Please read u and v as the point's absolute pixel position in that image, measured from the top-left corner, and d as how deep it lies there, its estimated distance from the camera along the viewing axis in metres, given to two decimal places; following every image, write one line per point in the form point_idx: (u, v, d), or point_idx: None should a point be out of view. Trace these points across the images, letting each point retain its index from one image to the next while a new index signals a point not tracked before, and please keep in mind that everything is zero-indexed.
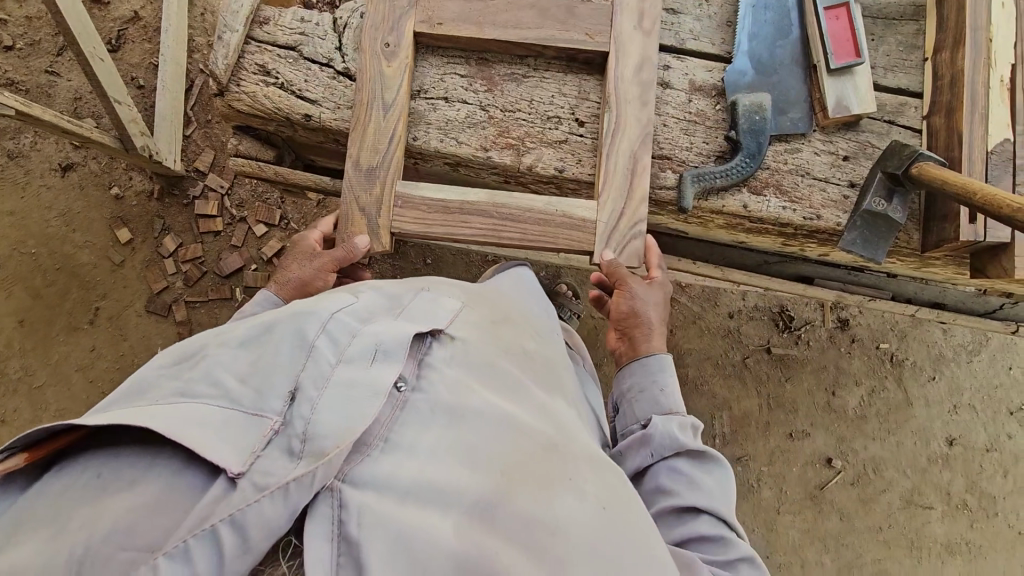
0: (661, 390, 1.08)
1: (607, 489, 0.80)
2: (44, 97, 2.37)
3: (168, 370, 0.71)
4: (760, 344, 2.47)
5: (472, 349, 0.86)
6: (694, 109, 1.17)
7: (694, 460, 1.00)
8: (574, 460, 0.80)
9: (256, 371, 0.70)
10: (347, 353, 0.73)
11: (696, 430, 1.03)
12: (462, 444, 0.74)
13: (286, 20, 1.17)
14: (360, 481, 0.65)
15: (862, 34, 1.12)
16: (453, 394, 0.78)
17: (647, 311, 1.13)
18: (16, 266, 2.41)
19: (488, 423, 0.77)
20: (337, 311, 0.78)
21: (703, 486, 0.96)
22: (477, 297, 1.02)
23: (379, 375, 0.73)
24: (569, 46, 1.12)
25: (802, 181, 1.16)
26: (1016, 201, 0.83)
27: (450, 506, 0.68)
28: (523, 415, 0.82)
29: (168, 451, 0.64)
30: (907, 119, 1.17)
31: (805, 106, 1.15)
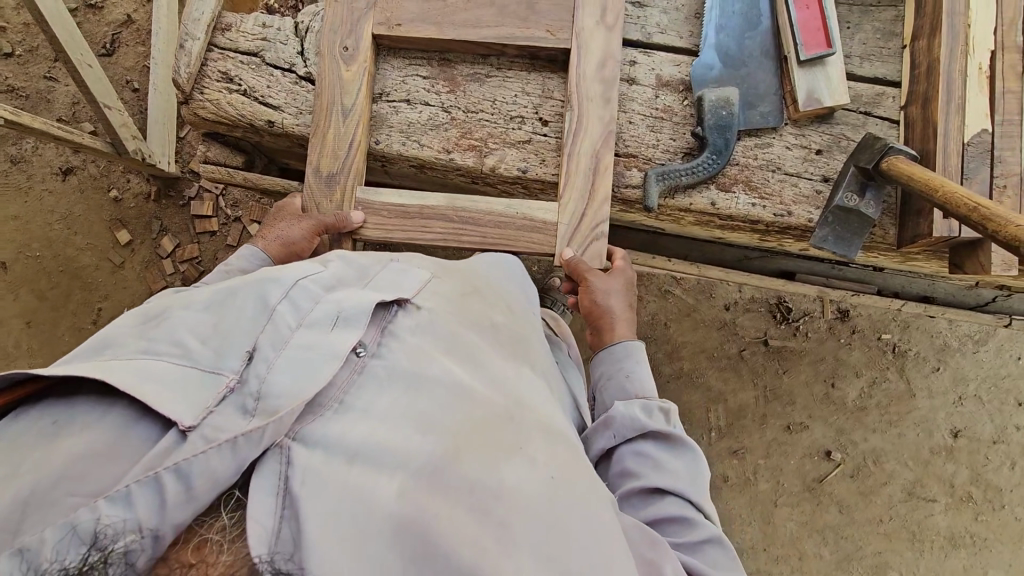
0: (630, 377, 1.06)
1: (562, 460, 0.76)
2: (43, 103, 2.41)
3: (131, 327, 0.68)
4: (757, 336, 2.43)
5: (440, 317, 0.82)
6: (661, 105, 1.14)
7: (661, 442, 0.97)
8: (529, 430, 0.76)
9: (217, 332, 0.67)
10: (308, 318, 0.71)
11: (668, 415, 0.99)
12: (417, 408, 0.70)
13: (247, 26, 1.16)
14: (311, 440, 0.62)
15: (833, 24, 1.08)
16: (412, 360, 0.73)
17: (612, 303, 1.10)
18: (23, 268, 2.48)
19: (447, 390, 0.73)
20: (302, 278, 0.76)
21: (667, 468, 0.94)
22: (449, 268, 0.96)
23: (338, 340, 0.69)
24: (530, 43, 1.10)
25: (773, 176, 1.13)
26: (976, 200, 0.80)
27: (399, 467, 0.63)
28: (483, 384, 0.78)
29: (122, 402, 0.61)
30: (884, 109, 1.13)
31: (775, 100, 1.11)
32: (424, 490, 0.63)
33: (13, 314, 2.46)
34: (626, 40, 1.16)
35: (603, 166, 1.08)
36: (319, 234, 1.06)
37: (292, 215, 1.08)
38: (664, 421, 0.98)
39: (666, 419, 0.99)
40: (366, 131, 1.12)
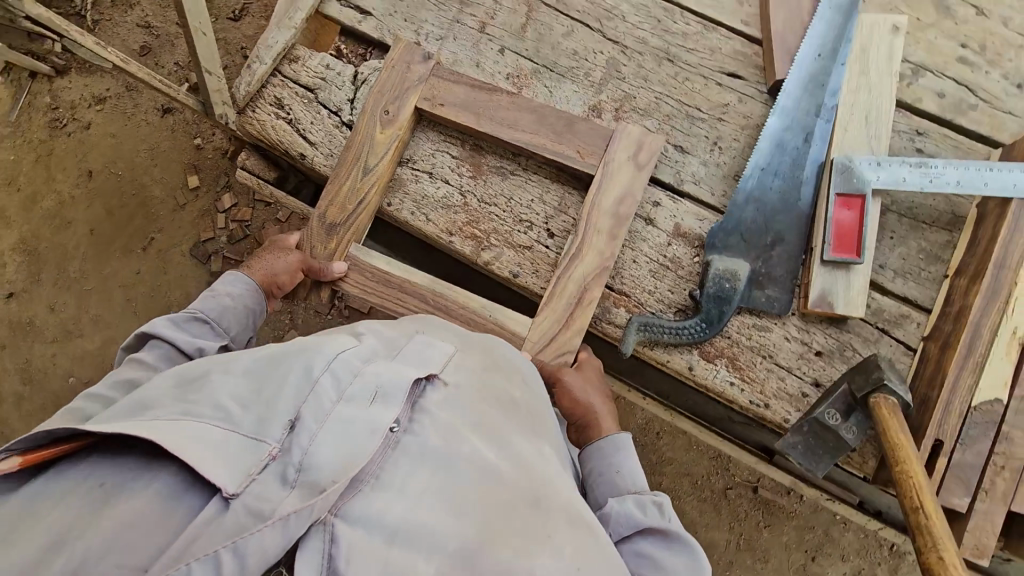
0: (621, 473, 0.95)
1: (592, 547, 0.68)
2: (168, 45, 2.63)
3: (172, 388, 0.68)
4: (749, 480, 2.24)
5: (473, 395, 0.78)
6: (671, 254, 1.10)
7: (658, 540, 0.84)
8: (555, 517, 0.68)
9: (259, 399, 0.67)
10: (347, 392, 0.68)
11: (662, 508, 0.87)
12: (447, 486, 0.66)
13: (313, 63, 1.23)
14: (352, 517, 0.61)
15: (869, 232, 1.02)
16: (443, 440, 0.70)
17: (592, 394, 1.05)
18: (104, 180, 2.63)
19: (477, 473, 0.68)
20: (338, 347, 0.74)
21: (667, 568, 0.81)
22: (477, 346, 0.90)
23: (379, 414, 0.67)
24: (559, 158, 1.11)
25: (761, 362, 1.06)
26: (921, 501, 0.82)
27: (435, 551, 0.60)
28: (510, 466, 0.72)
29: (171, 467, 0.61)
30: (904, 333, 1.03)
31: (789, 288, 1.05)
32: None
33: (82, 220, 2.60)
34: (654, 178, 1.14)
35: (589, 303, 1.06)
36: (301, 270, 1.10)
37: (283, 250, 1.12)
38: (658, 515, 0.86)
39: (661, 513, 0.86)
40: (383, 190, 1.16)
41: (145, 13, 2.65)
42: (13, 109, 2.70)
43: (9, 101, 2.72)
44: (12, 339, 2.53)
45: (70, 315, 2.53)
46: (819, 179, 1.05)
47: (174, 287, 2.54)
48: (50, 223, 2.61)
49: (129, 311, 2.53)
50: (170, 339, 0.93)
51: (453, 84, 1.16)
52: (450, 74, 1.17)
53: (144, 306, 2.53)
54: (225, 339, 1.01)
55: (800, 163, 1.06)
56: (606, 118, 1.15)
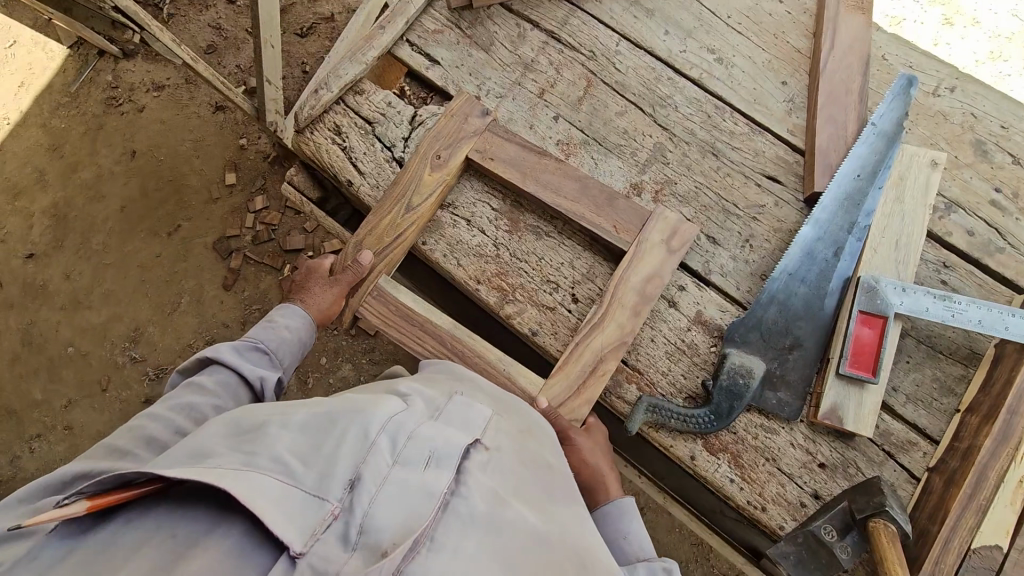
0: (631, 540, 0.98)
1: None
2: (234, 49, 2.75)
3: (230, 440, 0.68)
4: (727, 574, 2.18)
5: (513, 467, 0.77)
6: (688, 340, 1.12)
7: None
8: None
9: (319, 455, 0.66)
10: (403, 455, 0.67)
11: (671, 574, 0.89)
12: (502, 554, 0.64)
13: (376, 98, 1.29)
14: None
15: (886, 354, 1.03)
16: (493, 506, 0.68)
17: (598, 460, 1.05)
18: (144, 163, 2.70)
19: (528, 542, 0.68)
20: (389, 403, 0.74)
21: None
22: (514, 414, 0.90)
23: (434, 479, 0.66)
24: (594, 228, 1.14)
25: (763, 465, 1.06)
26: None
27: None
28: (554, 534, 0.72)
29: (240, 522, 0.61)
30: (910, 460, 1.03)
31: (800, 394, 1.06)
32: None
33: (116, 196, 2.66)
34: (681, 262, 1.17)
35: (602, 375, 1.07)
36: (344, 298, 1.16)
37: (322, 279, 1.18)
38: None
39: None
40: (421, 230, 1.19)
41: (218, 16, 2.78)
42: (76, 82, 2.82)
43: (73, 73, 2.83)
44: (23, 300, 2.55)
45: (83, 286, 2.55)
46: (842, 292, 1.08)
47: (189, 276, 2.57)
48: (85, 194, 2.67)
49: (140, 292, 2.54)
50: (235, 368, 0.99)
51: (506, 141, 1.21)
52: (503, 132, 1.22)
53: (156, 289, 2.55)
54: (280, 372, 1.08)
55: (827, 274, 1.09)
56: (645, 198, 1.20)
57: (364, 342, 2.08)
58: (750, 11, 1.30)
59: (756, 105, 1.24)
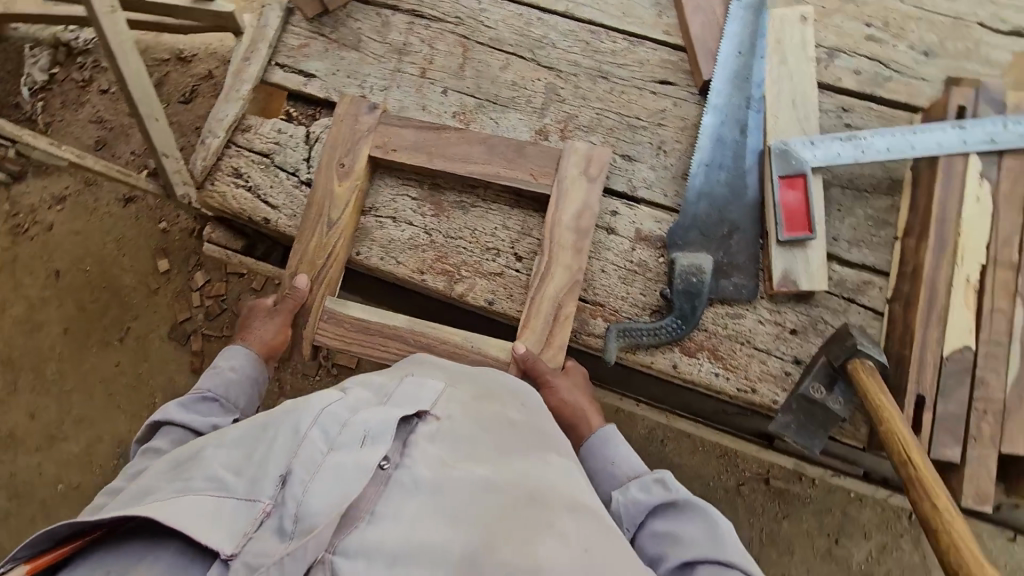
0: (620, 460, 1.00)
1: (597, 539, 0.68)
2: (123, 137, 2.65)
3: (169, 472, 0.70)
4: (758, 472, 2.24)
5: (467, 425, 0.77)
6: (636, 259, 1.14)
7: (671, 514, 0.88)
8: (556, 510, 0.69)
9: (251, 462, 0.67)
10: (337, 441, 0.66)
11: (665, 483, 0.91)
12: (445, 507, 0.65)
13: (265, 130, 1.27)
14: (348, 552, 0.60)
15: (816, 208, 1.07)
16: (438, 470, 0.68)
17: (581, 396, 1.07)
18: (72, 278, 2.60)
19: (476, 490, 0.68)
20: (325, 397, 0.73)
21: (683, 539, 0.83)
22: (468, 379, 0.91)
23: (368, 455, 0.65)
24: (513, 183, 1.15)
25: (741, 350, 1.08)
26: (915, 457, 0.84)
27: (439, 565, 0.59)
28: (507, 475, 0.72)
29: (173, 543, 0.63)
30: (869, 298, 1.07)
31: (753, 273, 1.09)
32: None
33: (55, 320, 2.56)
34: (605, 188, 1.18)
35: (565, 318, 1.08)
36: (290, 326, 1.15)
37: (264, 312, 1.16)
38: (662, 490, 0.91)
39: (664, 489, 0.91)
40: (349, 241, 1.17)
41: (96, 109, 2.68)
42: None
43: None
44: None
45: (52, 420, 2.46)
46: (759, 166, 1.11)
47: (156, 374, 2.50)
48: (22, 329, 2.56)
49: (112, 405, 2.46)
50: (185, 424, 0.97)
51: (403, 128, 1.20)
52: (397, 121, 1.21)
53: (128, 397, 2.48)
54: (236, 412, 1.07)
55: (741, 154, 1.12)
56: (552, 140, 1.21)
57: (347, 376, 2.07)
58: None
59: (628, 18, 1.25)
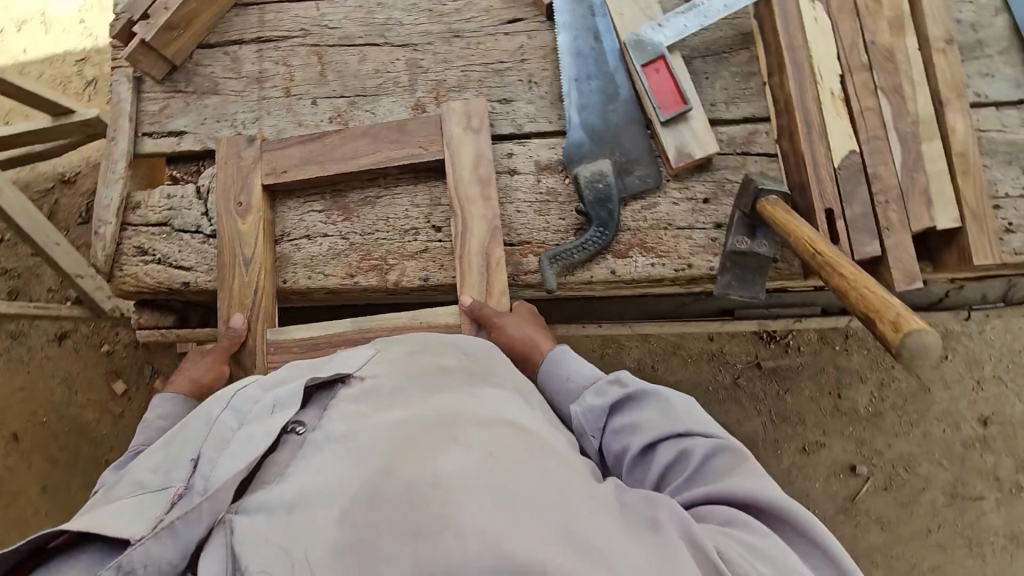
0: (573, 374, 1.03)
1: (506, 442, 0.71)
2: (35, 278, 2.55)
3: (103, 494, 0.78)
4: (748, 360, 2.34)
5: (385, 381, 0.83)
6: (545, 188, 1.17)
7: (629, 407, 0.92)
8: (465, 425, 0.72)
9: (171, 459, 0.78)
10: (248, 417, 0.79)
11: (618, 382, 0.95)
12: (352, 447, 0.69)
13: (155, 200, 1.25)
14: (250, 508, 0.66)
15: (684, 82, 1.13)
16: (348, 424, 0.73)
17: (535, 328, 1.10)
18: (32, 437, 2.40)
19: (384, 428, 0.71)
20: (240, 392, 0.85)
21: (642, 425, 0.88)
22: (400, 338, 0.97)
23: (276, 420, 0.76)
24: (408, 161, 1.17)
25: (666, 234, 1.13)
26: (824, 249, 0.85)
27: (335, 498, 0.63)
28: (419, 410, 0.76)
29: (88, 550, 0.67)
30: (760, 145, 1.14)
31: (652, 162, 1.14)
32: (364, 511, 0.61)
33: (29, 483, 2.41)
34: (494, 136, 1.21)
35: (498, 265, 1.11)
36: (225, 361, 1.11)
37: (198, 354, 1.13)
38: (616, 387, 0.95)
39: (618, 387, 0.94)
40: (270, 273, 1.17)
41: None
42: None
43: None
44: None
45: None
46: (622, 64, 1.16)
47: None
48: None
49: None
50: None
51: (286, 148, 1.21)
52: (277, 144, 1.21)
53: None
54: None
55: (602, 60, 1.17)
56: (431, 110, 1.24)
57: None
58: None
59: None
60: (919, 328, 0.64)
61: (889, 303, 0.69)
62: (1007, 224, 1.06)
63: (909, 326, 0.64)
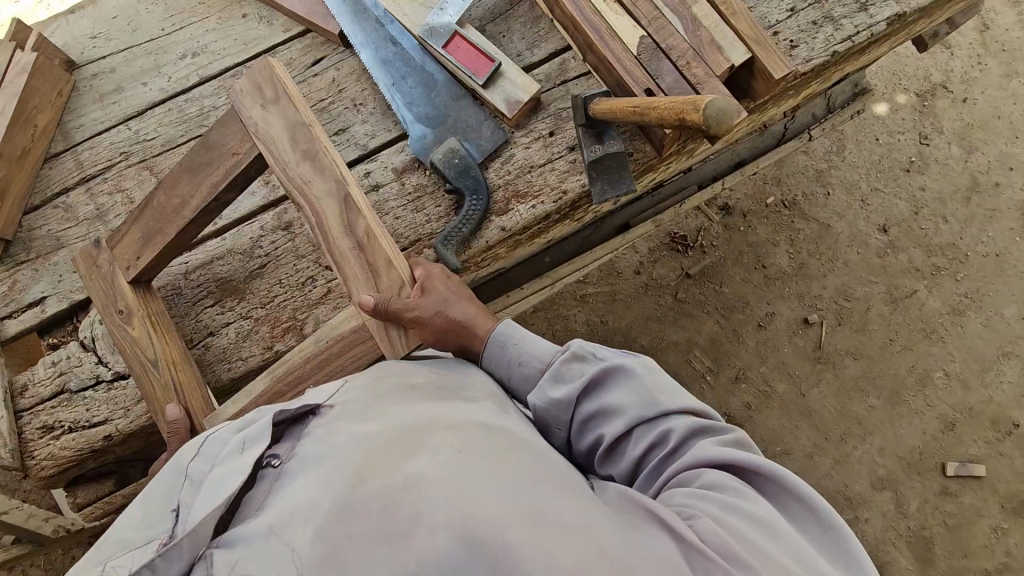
0: (517, 352, 1.05)
1: (475, 440, 0.75)
2: None
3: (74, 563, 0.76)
4: (678, 275, 2.51)
5: (352, 397, 0.85)
6: (411, 187, 1.21)
7: (599, 393, 0.95)
8: (434, 430, 0.76)
9: (147, 512, 0.78)
10: (218, 457, 0.81)
11: (579, 365, 0.98)
12: (324, 468, 0.71)
13: (42, 373, 1.18)
14: (230, 541, 0.67)
15: (484, 44, 1.21)
16: (321, 446, 0.76)
17: (437, 283, 1.06)
18: None
19: (356, 443, 0.74)
20: (210, 438, 0.86)
21: (616, 410, 0.92)
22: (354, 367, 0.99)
23: (247, 455, 0.77)
24: (231, 176, 1.09)
25: (533, 176, 1.20)
26: (640, 106, 0.97)
27: (308, 516, 0.65)
28: (387, 420, 0.78)
29: None
30: (574, 70, 1.25)
31: (491, 122, 1.21)
32: (335, 524, 0.64)
33: None
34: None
35: (372, 237, 1.04)
36: None
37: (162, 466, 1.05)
38: (582, 370, 0.98)
39: (579, 373, 0.97)
40: (183, 365, 1.10)
41: None
42: None
43: None
44: None
45: None
46: (426, 55, 1.24)
47: None
48: None
49: None
50: None
51: (133, 237, 1.14)
52: (121, 236, 1.15)
53: None
54: None
55: (409, 59, 1.24)
56: None
57: None
58: (169, 10, 1.37)
59: (251, 43, 1.31)
60: (712, 99, 0.81)
61: (686, 102, 0.85)
62: (789, 42, 1.23)
63: (705, 100, 0.82)
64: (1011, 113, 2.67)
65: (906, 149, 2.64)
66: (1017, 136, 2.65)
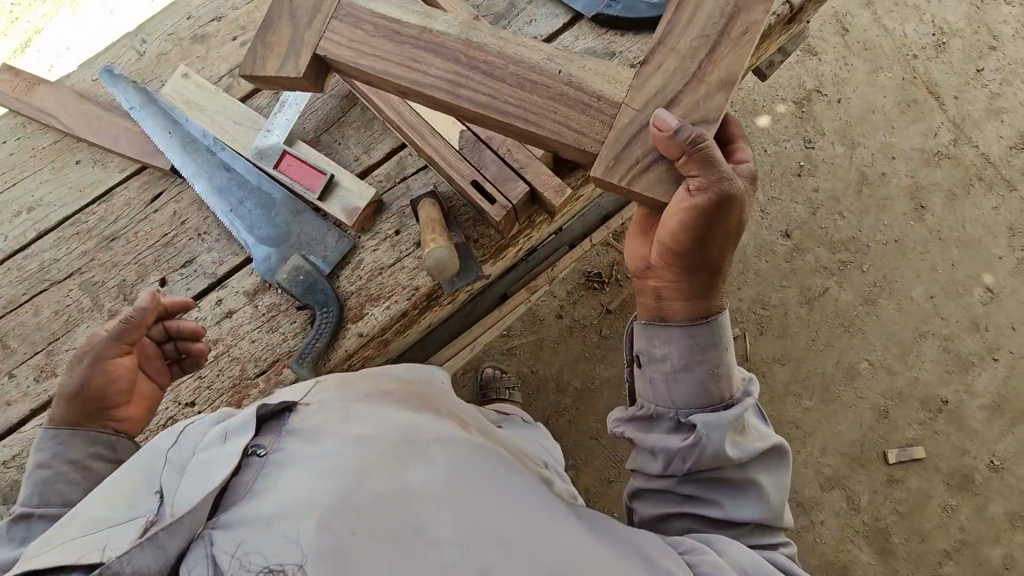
0: (715, 359, 1.10)
1: (459, 451, 0.86)
2: None
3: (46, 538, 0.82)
4: (600, 312, 2.53)
5: (331, 401, 0.92)
6: (264, 309, 1.21)
7: (755, 462, 1.10)
8: (422, 440, 0.86)
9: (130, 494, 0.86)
10: (206, 443, 0.89)
11: (754, 427, 1.12)
12: (319, 466, 0.80)
13: None
14: (227, 524, 0.76)
15: (314, 159, 1.24)
16: (310, 446, 0.84)
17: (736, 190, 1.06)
18: None
19: (350, 447, 0.83)
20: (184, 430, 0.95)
21: (758, 485, 1.09)
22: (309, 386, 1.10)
23: (232, 445, 0.86)
24: None
25: (383, 277, 1.21)
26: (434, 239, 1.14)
27: (312, 508, 0.75)
28: (376, 426, 0.87)
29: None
30: (412, 166, 1.28)
31: (335, 231, 1.23)
32: (341, 521, 0.74)
33: None
34: None
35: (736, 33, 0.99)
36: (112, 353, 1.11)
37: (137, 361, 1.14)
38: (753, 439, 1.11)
39: (755, 433, 1.11)
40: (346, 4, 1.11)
41: None
42: None
43: None
44: None
45: None
46: (261, 176, 1.24)
47: None
48: None
49: None
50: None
51: None
52: None
53: None
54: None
55: (244, 182, 1.24)
56: None
57: None
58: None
59: (88, 188, 1.29)
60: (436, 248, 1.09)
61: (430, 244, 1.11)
62: None
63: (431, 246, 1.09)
64: (884, 106, 2.81)
65: (794, 155, 2.76)
66: (893, 127, 2.79)
